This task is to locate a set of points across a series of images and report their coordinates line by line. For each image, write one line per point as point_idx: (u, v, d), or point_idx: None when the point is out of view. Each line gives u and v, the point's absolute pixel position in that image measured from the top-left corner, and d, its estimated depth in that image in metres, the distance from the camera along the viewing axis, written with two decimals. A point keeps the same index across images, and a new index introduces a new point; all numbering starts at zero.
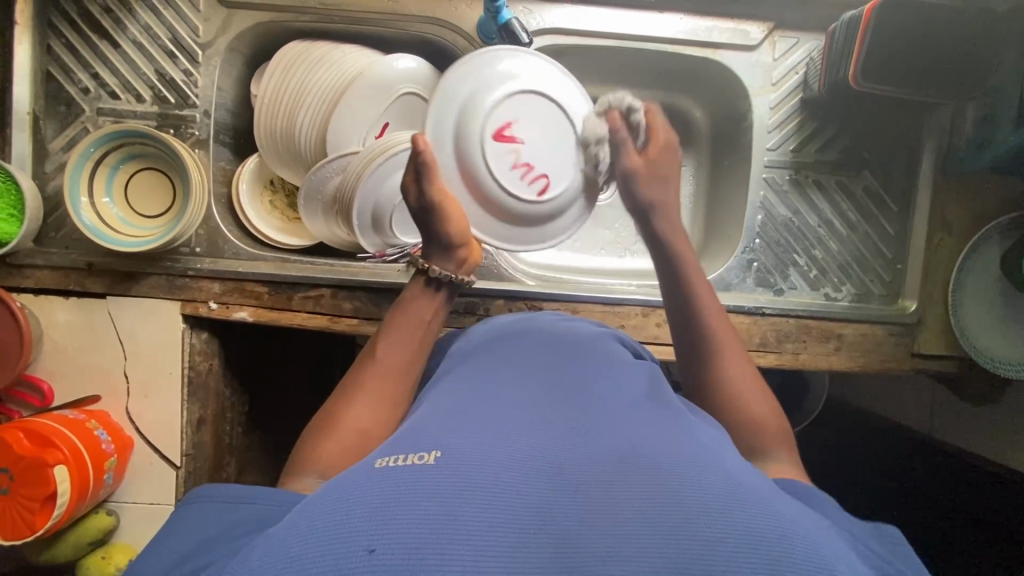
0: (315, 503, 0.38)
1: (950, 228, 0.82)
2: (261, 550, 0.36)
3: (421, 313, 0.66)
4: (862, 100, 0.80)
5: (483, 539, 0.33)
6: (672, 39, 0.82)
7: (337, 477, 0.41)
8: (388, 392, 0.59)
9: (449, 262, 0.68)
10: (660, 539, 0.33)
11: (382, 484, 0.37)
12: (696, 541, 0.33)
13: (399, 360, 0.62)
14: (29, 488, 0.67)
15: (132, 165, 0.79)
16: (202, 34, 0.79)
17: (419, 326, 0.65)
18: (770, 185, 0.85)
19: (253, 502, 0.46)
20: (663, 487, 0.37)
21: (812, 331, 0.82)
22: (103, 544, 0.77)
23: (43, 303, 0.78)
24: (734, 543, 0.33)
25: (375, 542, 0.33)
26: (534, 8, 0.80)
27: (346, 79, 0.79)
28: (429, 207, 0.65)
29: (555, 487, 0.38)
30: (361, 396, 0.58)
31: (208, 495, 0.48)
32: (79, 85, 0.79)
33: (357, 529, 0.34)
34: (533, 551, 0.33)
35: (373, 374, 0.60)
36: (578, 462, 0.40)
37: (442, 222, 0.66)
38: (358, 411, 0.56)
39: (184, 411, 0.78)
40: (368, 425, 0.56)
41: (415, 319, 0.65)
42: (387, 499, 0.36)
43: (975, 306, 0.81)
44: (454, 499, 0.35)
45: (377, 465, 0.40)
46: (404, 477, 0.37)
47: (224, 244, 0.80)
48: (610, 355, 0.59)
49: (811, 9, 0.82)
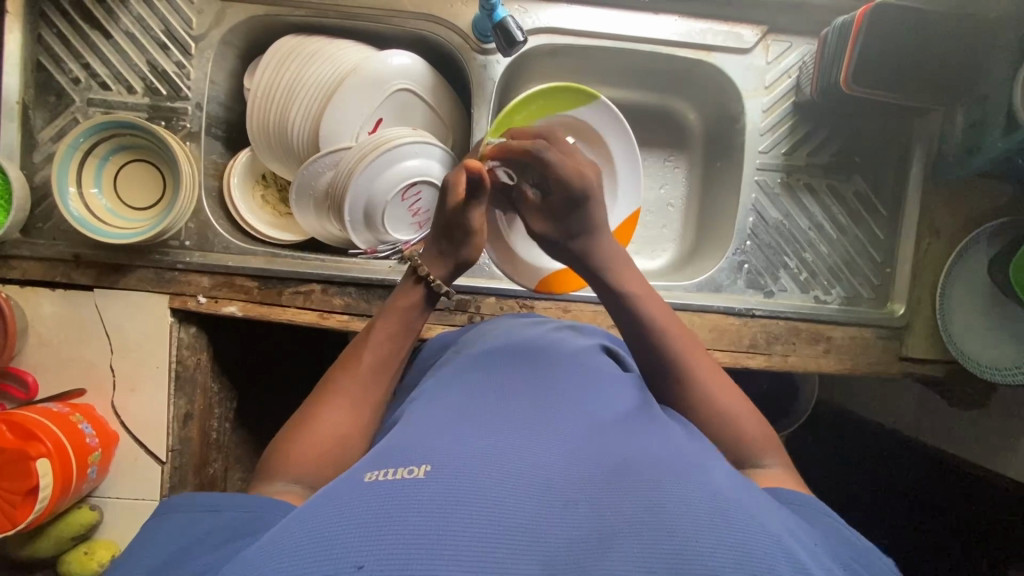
0: (301, 518, 0.37)
1: (938, 232, 0.83)
2: (249, 563, 0.36)
3: (409, 322, 0.65)
4: (855, 104, 0.80)
5: (472, 555, 0.33)
6: (666, 40, 0.83)
7: (325, 492, 0.40)
8: (365, 398, 0.59)
9: (447, 272, 0.68)
10: (652, 555, 0.34)
11: (372, 499, 0.36)
12: (687, 556, 0.33)
13: (381, 365, 0.62)
14: (11, 481, 0.66)
15: (122, 156, 0.78)
16: (195, 26, 0.79)
17: (405, 335, 0.64)
18: (761, 188, 0.85)
19: (231, 511, 0.46)
20: (652, 505, 0.37)
21: (802, 333, 0.82)
22: (86, 540, 0.76)
23: (29, 295, 0.77)
24: (724, 555, 0.33)
25: (364, 558, 0.33)
26: (529, 8, 0.81)
27: (339, 74, 0.78)
28: (466, 225, 0.66)
29: (545, 504, 0.38)
30: (340, 401, 0.58)
31: (191, 501, 0.47)
32: (70, 75, 0.78)
33: (345, 546, 0.34)
34: (524, 566, 0.33)
35: (354, 383, 0.59)
36: (568, 480, 0.40)
37: (469, 245, 0.68)
38: (336, 415, 0.56)
39: (171, 405, 0.77)
40: (346, 431, 0.56)
41: (403, 324, 0.64)
42: (377, 513, 0.35)
43: (961, 312, 0.82)
44: (442, 512, 0.35)
45: (366, 479, 0.40)
46: (393, 491, 0.37)
47: (214, 237, 0.79)
48: (598, 367, 0.59)
49: (803, 14, 0.83)
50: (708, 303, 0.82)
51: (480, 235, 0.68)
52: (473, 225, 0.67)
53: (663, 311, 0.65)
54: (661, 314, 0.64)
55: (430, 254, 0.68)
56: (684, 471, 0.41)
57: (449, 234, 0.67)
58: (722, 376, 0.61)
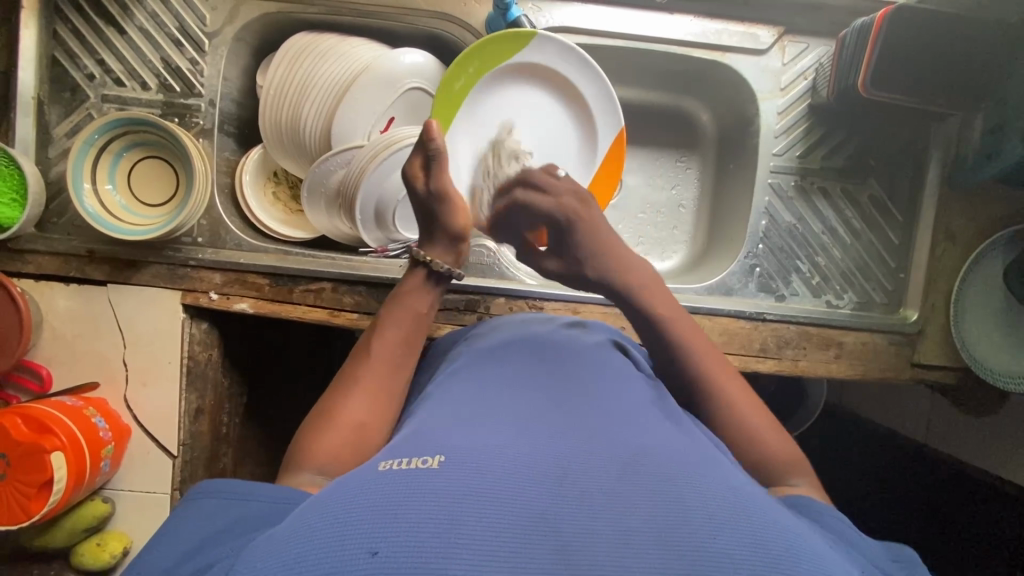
0: (317, 505, 0.38)
1: (955, 238, 0.82)
2: (264, 551, 0.36)
3: (416, 307, 0.65)
4: (871, 107, 0.79)
5: (486, 545, 0.33)
6: (681, 40, 0.82)
7: (340, 481, 0.41)
8: (385, 389, 0.59)
9: (448, 251, 0.67)
10: (666, 551, 0.33)
11: (385, 488, 0.37)
12: (701, 552, 0.33)
13: (393, 353, 0.61)
14: (26, 474, 0.67)
15: (136, 153, 0.78)
16: (209, 23, 0.79)
17: (414, 321, 0.64)
18: (775, 191, 0.85)
19: (246, 507, 0.46)
20: (669, 498, 0.37)
21: (813, 338, 0.81)
22: (99, 531, 0.77)
23: (44, 290, 0.78)
24: (738, 553, 0.33)
25: (379, 545, 0.33)
26: (543, 6, 0.80)
27: (352, 73, 0.78)
28: (437, 193, 0.65)
29: (558, 493, 0.37)
30: (361, 391, 0.58)
31: (213, 489, 0.48)
32: (85, 71, 0.78)
33: (359, 532, 0.34)
34: (536, 552, 0.33)
35: (369, 372, 0.59)
36: (582, 468, 0.40)
37: (450, 211, 0.66)
38: (357, 404, 0.56)
39: (183, 400, 0.78)
40: (367, 419, 0.56)
41: (410, 312, 0.64)
42: (392, 501, 0.36)
43: (976, 321, 0.81)
44: (458, 502, 0.35)
45: (381, 468, 0.40)
46: (407, 480, 0.37)
47: (226, 234, 0.80)
48: (610, 364, 0.58)
49: (822, 15, 0.81)
50: (719, 306, 0.81)
51: (458, 200, 0.67)
52: (448, 192, 0.65)
53: (709, 350, 0.62)
54: (706, 354, 0.61)
55: (425, 240, 0.68)
56: (698, 467, 0.41)
57: (427, 209, 0.67)
58: (754, 400, 0.60)
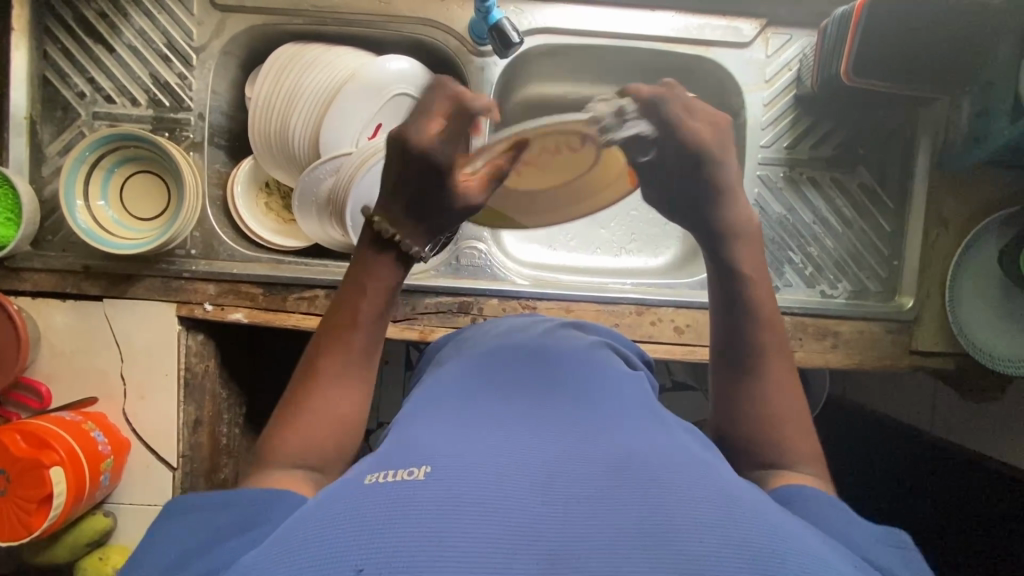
0: (304, 522, 0.38)
1: (947, 224, 0.82)
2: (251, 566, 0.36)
3: (380, 285, 0.56)
4: (857, 95, 0.79)
5: (471, 554, 0.33)
6: (664, 36, 0.82)
7: (326, 495, 0.40)
8: (357, 378, 0.56)
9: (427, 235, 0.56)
10: (653, 557, 0.33)
11: (371, 503, 0.37)
12: (690, 559, 0.33)
13: (364, 340, 0.56)
14: (26, 489, 0.67)
15: (127, 168, 0.79)
16: (196, 37, 0.80)
17: (378, 299, 0.56)
18: (764, 182, 0.85)
19: (235, 505, 0.46)
20: (657, 501, 0.36)
21: (809, 329, 0.81)
22: (101, 545, 0.77)
23: (41, 306, 0.78)
24: (727, 558, 0.33)
25: (364, 561, 0.33)
26: (525, 9, 0.81)
27: (338, 82, 0.79)
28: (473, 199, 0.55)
29: (545, 498, 0.37)
30: (330, 383, 0.55)
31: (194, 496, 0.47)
32: (75, 89, 0.79)
33: (345, 548, 0.34)
34: (524, 560, 0.33)
35: (337, 363, 0.55)
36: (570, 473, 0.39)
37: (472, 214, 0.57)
38: (330, 399, 0.54)
39: (181, 412, 0.78)
40: (343, 413, 0.54)
41: (375, 295, 0.56)
42: (378, 517, 0.35)
43: (972, 304, 0.80)
44: (446, 512, 0.35)
45: (368, 481, 0.40)
46: (394, 494, 0.37)
47: (219, 245, 0.81)
48: (600, 366, 0.58)
49: (803, 6, 0.82)
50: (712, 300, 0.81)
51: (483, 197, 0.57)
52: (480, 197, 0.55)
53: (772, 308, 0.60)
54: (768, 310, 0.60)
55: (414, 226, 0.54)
56: (685, 466, 0.41)
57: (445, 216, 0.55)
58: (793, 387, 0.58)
